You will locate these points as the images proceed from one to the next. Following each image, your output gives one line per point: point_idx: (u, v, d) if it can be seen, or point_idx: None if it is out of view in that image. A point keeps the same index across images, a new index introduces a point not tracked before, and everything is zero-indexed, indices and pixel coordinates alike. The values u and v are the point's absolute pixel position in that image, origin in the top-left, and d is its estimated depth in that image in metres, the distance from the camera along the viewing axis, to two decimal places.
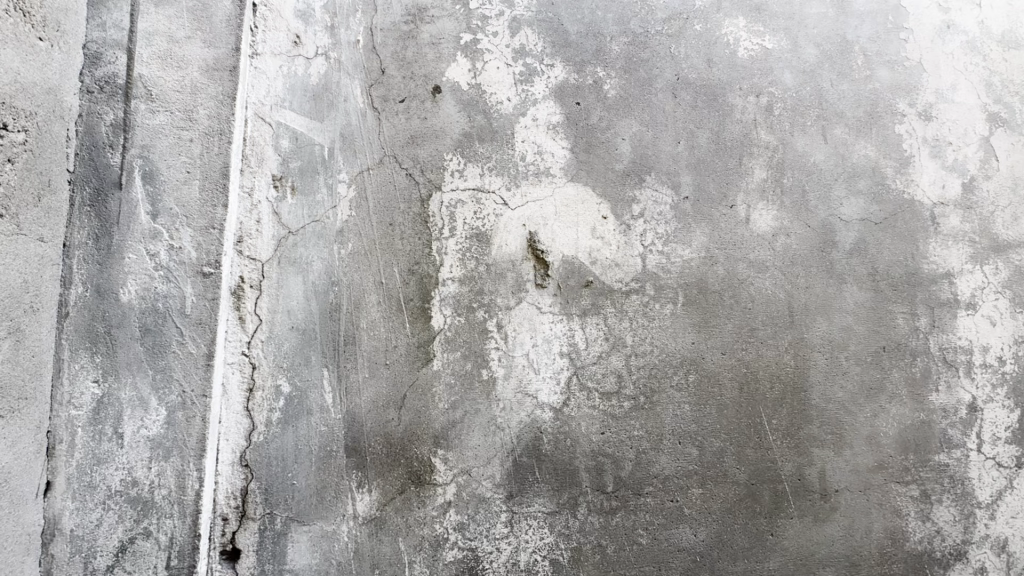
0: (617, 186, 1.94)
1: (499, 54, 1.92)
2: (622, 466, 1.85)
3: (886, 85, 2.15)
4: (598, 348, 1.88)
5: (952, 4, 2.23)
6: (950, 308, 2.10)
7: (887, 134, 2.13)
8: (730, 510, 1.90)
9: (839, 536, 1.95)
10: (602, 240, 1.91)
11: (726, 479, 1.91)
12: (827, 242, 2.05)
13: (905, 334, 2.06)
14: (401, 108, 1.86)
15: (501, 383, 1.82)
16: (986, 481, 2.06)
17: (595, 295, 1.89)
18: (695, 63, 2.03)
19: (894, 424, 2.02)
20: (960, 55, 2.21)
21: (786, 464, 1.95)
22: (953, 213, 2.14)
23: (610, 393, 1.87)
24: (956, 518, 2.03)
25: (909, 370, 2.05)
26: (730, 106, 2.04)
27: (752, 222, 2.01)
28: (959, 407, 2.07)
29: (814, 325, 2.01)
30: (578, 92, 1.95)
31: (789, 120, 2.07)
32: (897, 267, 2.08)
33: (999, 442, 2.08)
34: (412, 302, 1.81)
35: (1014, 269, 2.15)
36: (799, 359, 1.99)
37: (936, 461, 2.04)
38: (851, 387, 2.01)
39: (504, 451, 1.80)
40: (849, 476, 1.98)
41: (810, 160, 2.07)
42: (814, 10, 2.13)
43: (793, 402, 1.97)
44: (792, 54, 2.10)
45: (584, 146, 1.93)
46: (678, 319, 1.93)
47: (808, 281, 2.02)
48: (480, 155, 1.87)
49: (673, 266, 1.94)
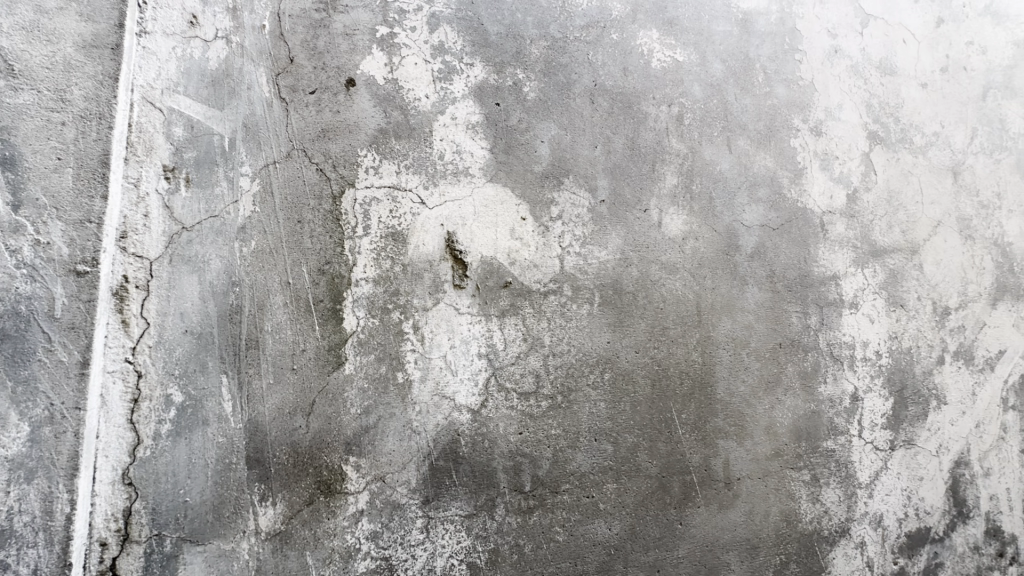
0: (535, 188, 1.96)
1: (417, 50, 1.87)
2: (540, 465, 1.87)
3: (783, 102, 2.33)
4: (516, 348, 1.88)
5: (839, 31, 2.46)
6: (837, 307, 2.31)
7: (784, 147, 2.31)
8: (643, 502, 1.97)
9: (742, 522, 2.08)
10: (521, 241, 1.92)
11: (639, 472, 1.98)
12: (731, 246, 2.18)
13: (799, 331, 2.24)
14: (312, 100, 1.78)
15: (417, 386, 1.78)
16: (865, 464, 2.29)
17: (513, 295, 1.90)
18: (612, 71, 2.09)
19: (789, 414, 2.19)
20: (845, 77, 2.44)
21: (694, 456, 2.05)
22: (839, 221, 2.36)
23: (528, 393, 1.88)
24: (841, 498, 2.24)
25: (802, 364, 2.23)
26: (645, 114, 2.12)
27: (663, 226, 2.10)
28: (843, 397, 2.28)
29: (719, 323, 2.13)
30: (498, 93, 1.95)
31: (698, 130, 2.19)
32: (792, 269, 2.26)
33: (876, 428, 2.32)
34: (322, 304, 1.72)
35: (888, 272, 2.41)
36: (705, 356, 2.10)
37: (825, 447, 2.23)
38: (752, 381, 2.15)
39: (419, 456, 1.76)
40: (749, 465, 2.12)
41: (717, 168, 2.20)
42: (720, 28, 2.27)
43: (700, 397, 2.08)
44: (701, 67, 2.22)
45: (503, 147, 1.94)
46: (594, 319, 1.98)
47: (714, 282, 2.15)
48: (397, 152, 1.82)
49: (590, 267, 1.99)
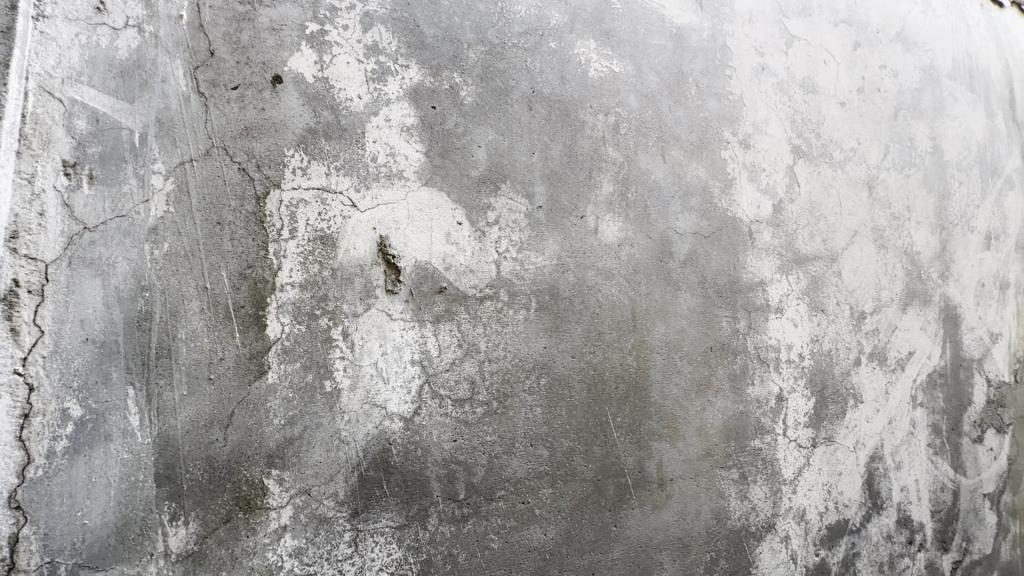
0: (472, 193, 1.95)
1: (349, 49, 1.83)
2: (474, 472, 1.85)
3: (715, 114, 2.43)
4: (450, 355, 1.86)
5: (766, 49, 2.59)
6: (763, 312, 2.43)
7: (715, 158, 2.41)
8: (578, 506, 1.99)
9: (674, 521, 2.14)
10: (457, 246, 1.91)
11: (574, 477, 2.00)
12: (664, 252, 2.25)
13: (728, 335, 2.34)
14: (234, 96, 1.69)
15: (346, 394, 1.72)
16: (789, 461, 2.41)
17: (448, 301, 1.88)
18: (550, 78, 2.12)
19: (719, 415, 2.28)
20: (772, 94, 2.58)
21: (629, 458, 2.09)
22: (766, 230, 2.48)
23: (463, 399, 1.86)
24: (767, 495, 2.34)
25: (731, 367, 2.33)
26: (582, 122, 2.16)
27: (600, 233, 2.14)
28: (769, 397, 2.39)
29: (654, 328, 2.19)
30: (434, 96, 1.93)
31: (634, 140, 2.25)
32: (722, 275, 2.35)
33: (800, 426, 2.45)
34: (243, 310, 1.64)
35: (810, 279, 2.56)
36: (640, 360, 2.15)
37: (753, 446, 2.33)
38: (684, 384, 2.22)
39: (347, 467, 1.70)
40: (681, 465, 2.18)
41: (652, 177, 2.26)
42: (655, 42, 2.34)
43: (635, 400, 2.13)
44: (637, 79, 2.28)
45: (440, 151, 1.92)
46: (531, 325, 1.98)
47: (648, 287, 2.20)
48: (326, 153, 1.77)
49: (526, 272, 2.00)
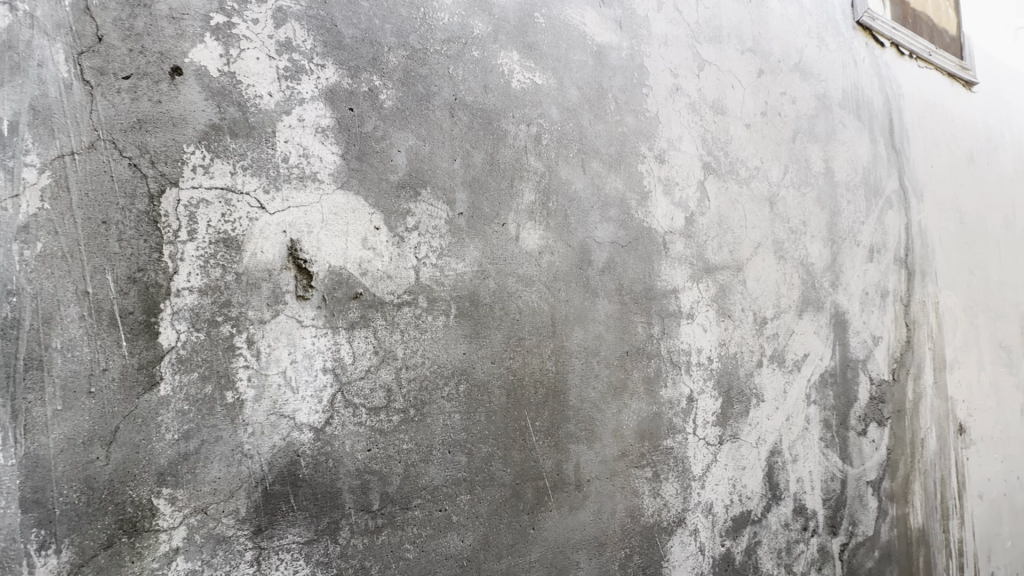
0: (390, 197, 1.92)
1: (259, 45, 1.75)
2: (389, 481, 1.82)
3: (633, 130, 2.56)
4: (366, 362, 1.82)
5: (680, 71, 2.77)
6: (676, 317, 2.58)
7: (632, 172, 2.53)
8: (497, 510, 2.01)
9: (590, 521, 2.22)
10: (374, 251, 1.88)
11: (493, 482, 2.01)
12: (583, 260, 2.33)
13: (644, 340, 2.46)
14: (125, 86, 1.58)
15: (250, 405, 1.64)
16: (698, 458, 2.56)
17: (364, 307, 1.84)
18: (472, 87, 2.14)
19: (634, 417, 2.39)
20: (685, 113, 2.76)
21: (547, 461, 2.14)
22: (679, 240, 2.64)
23: (378, 407, 1.83)
24: (678, 491, 2.48)
25: (646, 370, 2.45)
26: (504, 131, 2.19)
27: (521, 240, 2.18)
28: (680, 399, 2.54)
29: (573, 333, 2.26)
30: (351, 98, 1.89)
31: (555, 151, 2.32)
32: (638, 283, 2.48)
33: (707, 425, 2.62)
34: (132, 316, 1.53)
35: (718, 287, 2.75)
36: (559, 365, 2.21)
37: (665, 446, 2.46)
38: (601, 387, 2.31)
39: (250, 482, 1.62)
40: (598, 466, 2.26)
41: (572, 187, 2.34)
42: (577, 57, 2.43)
43: (553, 404, 2.18)
44: (558, 92, 2.36)
45: (357, 154, 1.88)
46: (450, 331, 1.99)
47: (568, 294, 2.27)
48: (232, 151, 1.68)
49: (446, 279, 2.00)
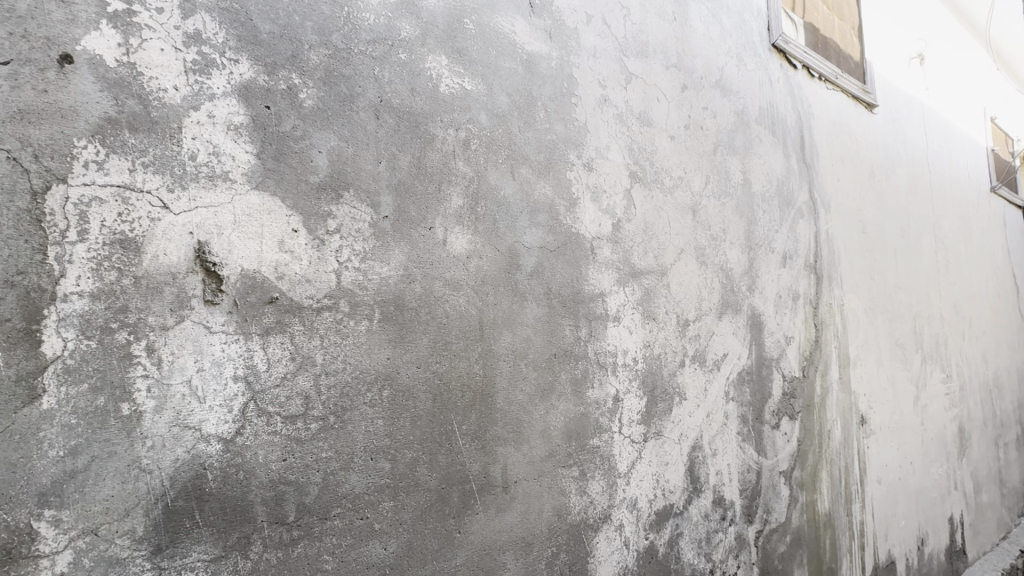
0: (310, 199, 1.87)
1: (164, 35, 1.66)
2: (306, 492, 1.77)
3: (562, 138, 2.63)
4: (281, 369, 1.76)
5: (607, 83, 2.88)
6: (602, 320, 2.67)
7: (561, 178, 2.60)
8: (421, 516, 2.00)
9: (516, 522, 2.25)
10: (292, 254, 1.82)
11: (417, 487, 2.00)
12: (512, 265, 2.37)
13: (571, 342, 2.53)
14: (3, 72, 1.44)
15: (149, 417, 1.54)
16: (624, 455, 2.67)
17: (280, 312, 1.78)
18: (399, 89, 2.12)
19: (561, 418, 2.45)
20: (612, 123, 2.87)
21: (474, 464, 2.15)
22: (606, 246, 2.74)
23: (295, 416, 1.77)
24: (604, 488, 2.56)
25: (573, 371, 2.52)
26: (432, 135, 2.19)
27: (448, 244, 2.19)
28: (606, 399, 2.63)
29: (500, 337, 2.29)
30: (268, 95, 1.82)
31: (484, 156, 2.34)
32: (566, 287, 2.55)
33: (633, 424, 2.73)
34: (9, 324, 1.40)
35: (643, 290, 2.88)
36: (486, 368, 2.23)
37: (592, 445, 2.54)
38: (529, 389, 2.36)
39: (148, 499, 1.52)
40: (525, 467, 2.30)
41: (501, 192, 2.38)
42: (506, 64, 2.48)
43: (481, 407, 2.20)
44: (488, 98, 2.39)
45: (274, 153, 1.82)
46: (373, 336, 1.96)
47: (496, 298, 2.30)
48: (131, 147, 1.58)
49: (369, 283, 1.97)
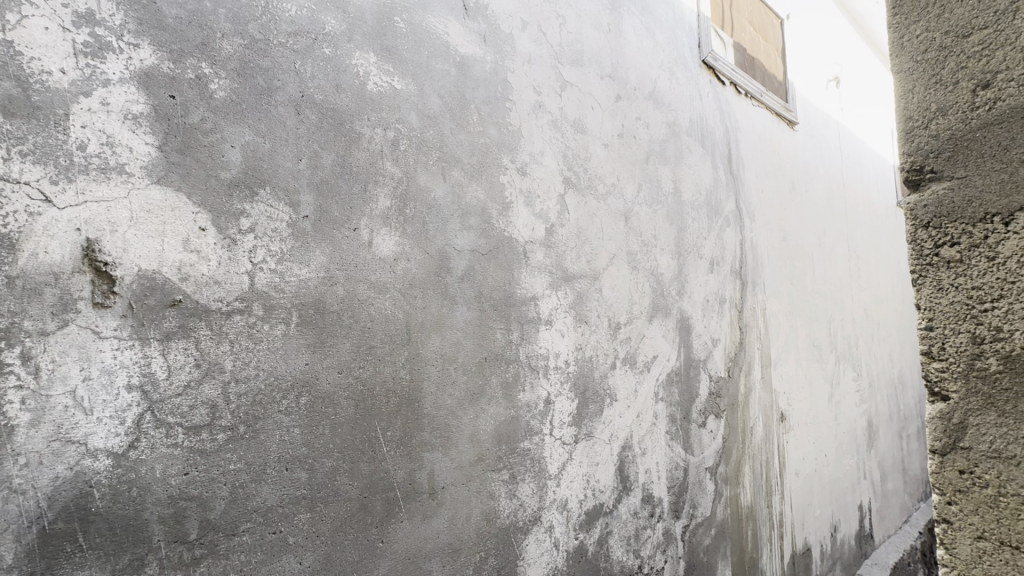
0: (220, 196, 1.77)
1: (49, 13, 1.51)
2: (210, 507, 1.66)
3: (495, 141, 2.64)
4: (184, 377, 1.65)
5: (542, 90, 2.92)
6: (534, 324, 2.70)
7: (493, 181, 2.60)
8: (340, 527, 1.93)
9: (443, 528, 2.22)
10: (199, 254, 1.71)
11: (337, 497, 1.93)
12: (442, 268, 2.35)
13: (503, 345, 2.53)
14: None
15: (23, 432, 1.39)
16: (554, 457, 2.70)
17: (184, 316, 1.67)
18: (322, 84, 2.05)
19: (491, 421, 2.44)
20: (547, 129, 2.91)
21: (399, 471, 2.10)
22: (539, 250, 2.77)
23: (199, 426, 1.66)
24: (534, 491, 2.58)
25: (504, 375, 2.52)
26: (358, 133, 2.13)
27: (374, 246, 2.14)
28: (538, 401, 2.66)
29: (428, 341, 2.26)
30: (173, 84, 1.71)
31: (413, 157, 2.31)
32: (498, 291, 2.55)
33: (564, 426, 2.77)
34: None
35: (575, 294, 2.93)
36: (413, 373, 2.20)
37: (522, 448, 2.56)
38: (458, 393, 2.34)
39: (20, 523, 1.37)
40: (453, 473, 2.28)
41: (431, 194, 2.35)
42: (439, 65, 2.45)
43: (407, 413, 2.16)
44: (418, 98, 2.35)
45: (179, 146, 1.70)
46: (290, 341, 1.87)
47: (424, 302, 2.27)
48: (6, 133, 1.43)
49: (287, 285, 1.89)
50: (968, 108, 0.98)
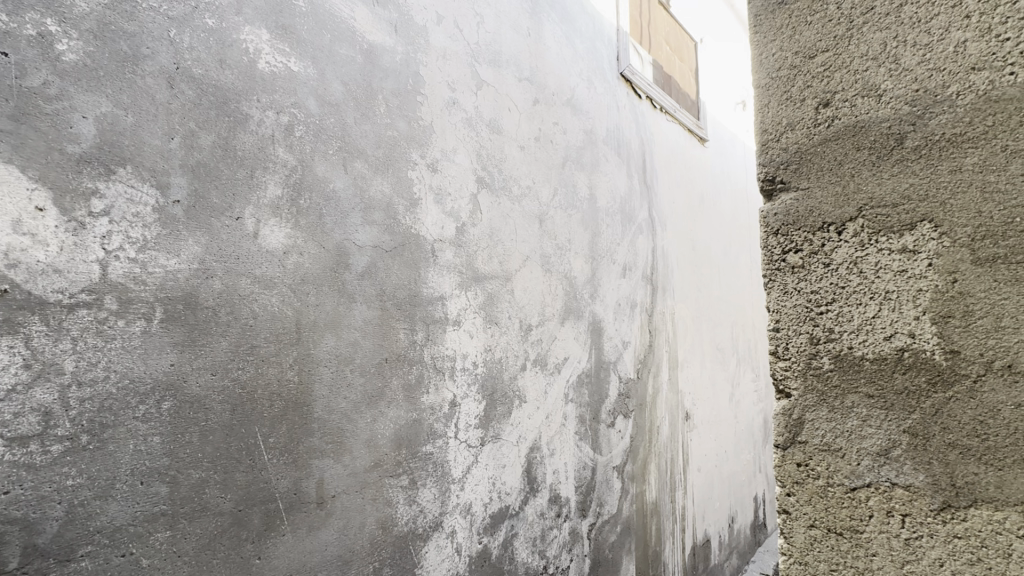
0: (65, 173, 1.55)
1: None
2: (39, 530, 1.44)
3: (404, 135, 2.55)
4: (7, 379, 1.42)
5: (457, 87, 2.87)
6: (441, 324, 2.63)
7: (401, 176, 2.51)
8: (208, 545, 1.75)
9: (332, 539, 2.09)
10: (34, 237, 1.48)
11: (205, 512, 1.75)
12: (340, 263, 2.22)
13: (405, 346, 2.44)
14: None
15: None
16: (459, 460, 2.65)
17: (9, 308, 1.43)
18: (203, 58, 1.87)
19: (391, 425, 2.35)
20: (461, 128, 2.86)
21: (281, 481, 1.95)
22: (448, 249, 2.71)
23: (25, 437, 1.44)
24: (436, 496, 2.51)
25: (406, 377, 2.43)
26: (245, 115, 1.96)
27: (260, 238, 1.97)
28: (442, 404, 2.59)
29: (321, 341, 2.12)
30: (6, 40, 1.47)
31: (311, 144, 2.17)
32: (402, 289, 2.46)
33: (470, 428, 2.73)
34: None
35: (486, 295, 2.91)
36: (303, 375, 2.05)
37: (424, 451, 2.48)
38: (354, 396, 2.22)
39: None
40: (346, 480, 2.16)
41: (330, 186, 2.22)
42: (343, 51, 2.33)
43: (293, 417, 2.01)
44: (318, 83, 2.22)
45: (12, 112, 1.47)
46: (151, 339, 1.68)
47: (318, 299, 2.13)
48: None
49: (149, 277, 1.69)
50: (812, 124, 1.05)
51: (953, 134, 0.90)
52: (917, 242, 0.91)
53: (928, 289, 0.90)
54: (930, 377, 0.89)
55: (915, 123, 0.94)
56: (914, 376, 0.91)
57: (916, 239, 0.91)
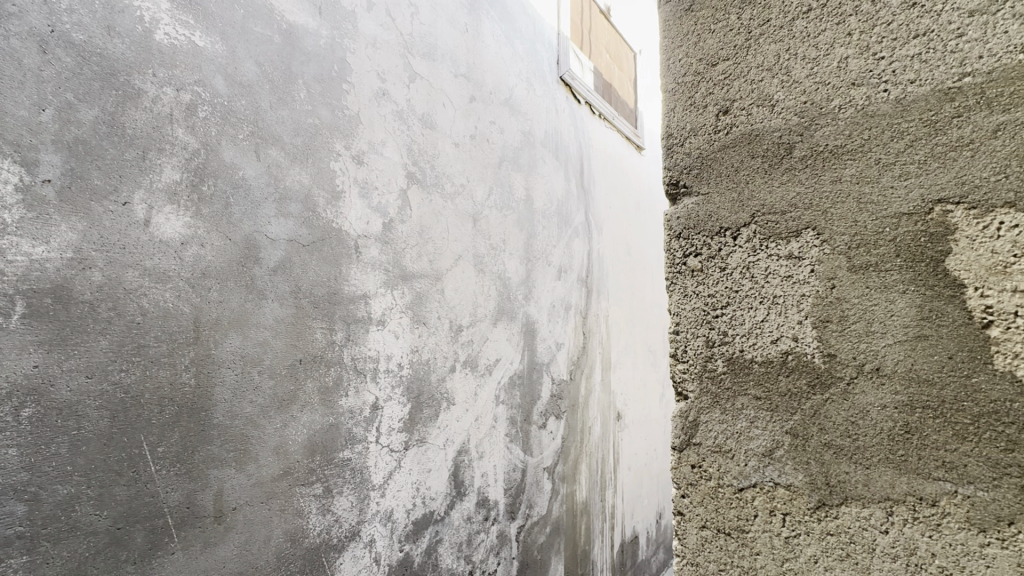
0: None
1: None
2: None
3: (327, 123, 2.41)
4: None
5: (388, 78, 2.77)
6: (364, 324, 2.52)
7: (322, 167, 2.37)
8: (77, 570, 1.56)
9: (232, 555, 1.94)
10: None
11: (74, 532, 1.56)
12: (249, 258, 2.06)
13: (322, 347, 2.31)
14: None
15: None
16: (380, 466, 2.54)
17: None
18: (86, 23, 1.67)
19: (304, 430, 2.21)
20: (390, 120, 2.75)
21: (172, 495, 1.78)
22: (373, 245, 2.60)
23: None
24: (353, 504, 2.39)
25: (322, 379, 2.30)
26: (137, 90, 1.77)
27: (153, 226, 1.78)
28: (363, 407, 2.48)
29: (224, 341, 1.96)
30: None
31: (217, 127, 2.00)
32: (320, 287, 2.32)
33: (393, 432, 2.62)
34: None
35: (414, 294, 2.81)
36: (201, 377, 1.88)
37: (341, 457, 2.35)
38: (262, 400, 2.07)
39: None
40: (250, 490, 2.00)
41: (239, 173, 2.06)
42: (257, 29, 2.17)
43: (189, 424, 1.83)
44: (228, 61, 2.05)
45: None
46: (8, 338, 1.47)
47: (222, 295, 1.96)
48: None
49: (9, 267, 1.48)
50: (712, 131, 1.08)
51: (834, 146, 0.93)
52: (802, 248, 0.94)
53: (810, 294, 0.93)
54: (809, 379, 0.92)
55: (803, 134, 0.97)
56: (796, 378, 0.94)
57: (801, 246, 0.94)
